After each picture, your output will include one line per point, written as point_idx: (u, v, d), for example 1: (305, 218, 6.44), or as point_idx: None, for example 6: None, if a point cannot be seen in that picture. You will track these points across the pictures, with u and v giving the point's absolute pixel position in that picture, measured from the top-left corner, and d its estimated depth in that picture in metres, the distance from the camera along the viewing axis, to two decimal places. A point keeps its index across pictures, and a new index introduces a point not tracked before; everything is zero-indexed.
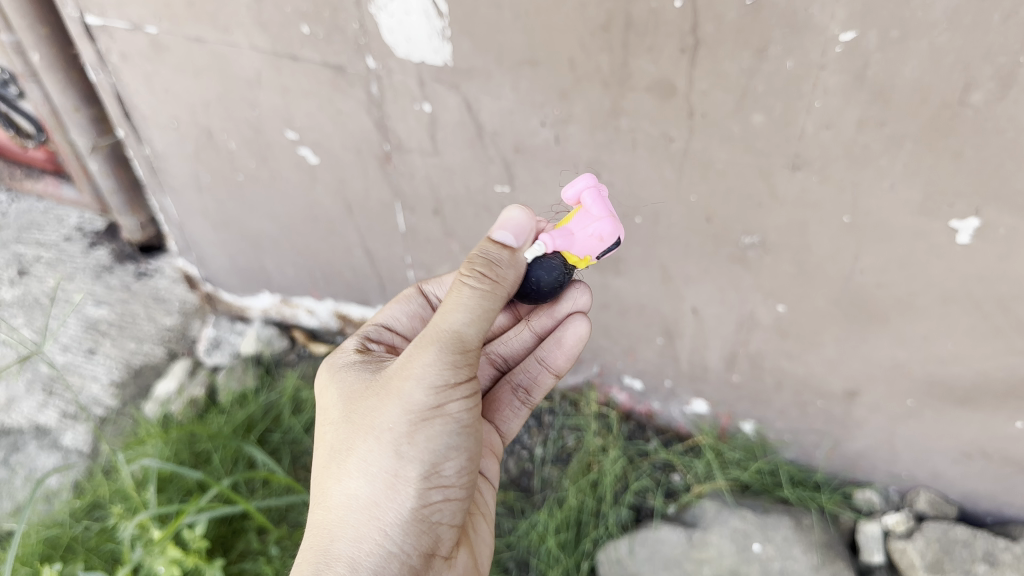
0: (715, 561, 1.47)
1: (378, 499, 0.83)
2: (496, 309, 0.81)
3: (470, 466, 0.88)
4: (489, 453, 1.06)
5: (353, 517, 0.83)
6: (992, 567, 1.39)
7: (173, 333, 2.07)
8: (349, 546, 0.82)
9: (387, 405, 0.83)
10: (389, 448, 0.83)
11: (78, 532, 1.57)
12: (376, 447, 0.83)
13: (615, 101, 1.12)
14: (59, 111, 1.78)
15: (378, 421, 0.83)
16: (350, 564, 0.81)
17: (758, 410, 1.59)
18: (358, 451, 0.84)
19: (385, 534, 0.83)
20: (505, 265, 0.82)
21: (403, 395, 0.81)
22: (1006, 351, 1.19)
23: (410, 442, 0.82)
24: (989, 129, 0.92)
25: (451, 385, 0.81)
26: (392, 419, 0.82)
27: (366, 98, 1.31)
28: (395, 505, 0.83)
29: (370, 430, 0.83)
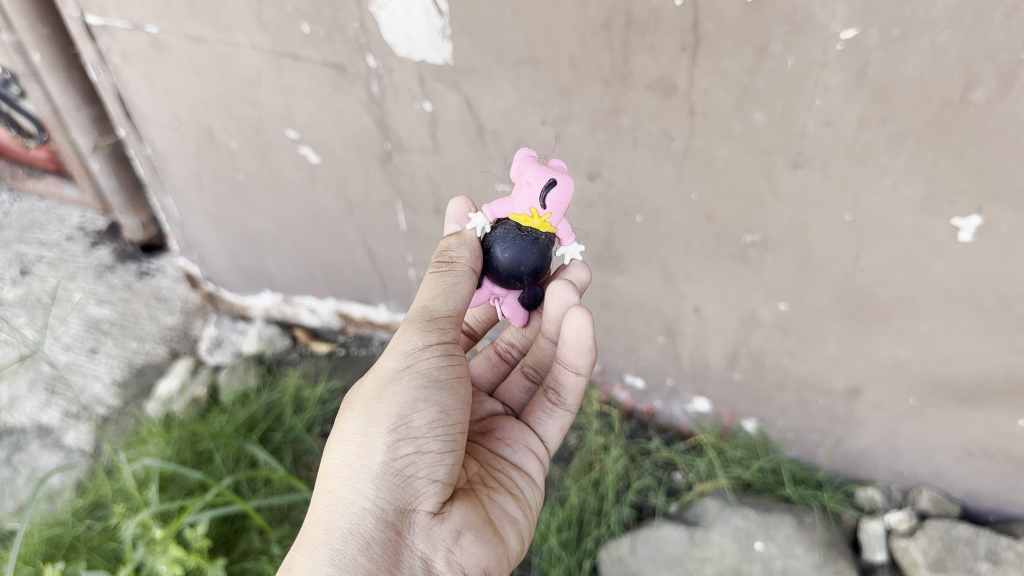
0: (717, 559, 1.47)
1: (351, 460, 0.83)
2: (462, 283, 0.87)
3: (452, 427, 0.85)
4: (523, 449, 1.07)
5: (330, 484, 0.83)
6: (995, 565, 1.39)
7: (175, 333, 2.05)
8: (326, 510, 0.82)
9: (365, 380, 0.87)
10: (358, 410, 0.85)
11: (80, 531, 1.57)
12: (350, 417, 0.86)
13: (616, 99, 1.12)
14: (60, 110, 1.78)
15: (357, 395, 0.87)
16: (324, 526, 0.81)
17: (760, 408, 1.59)
18: (340, 423, 0.87)
19: (356, 491, 0.81)
20: (459, 247, 0.89)
21: (378, 367, 0.87)
22: (1009, 350, 1.18)
23: (377, 400, 0.84)
24: (991, 126, 0.92)
25: (417, 347, 0.85)
26: (366, 387, 0.86)
27: (367, 97, 1.31)
28: (365, 461, 0.82)
29: (347, 405, 0.88)
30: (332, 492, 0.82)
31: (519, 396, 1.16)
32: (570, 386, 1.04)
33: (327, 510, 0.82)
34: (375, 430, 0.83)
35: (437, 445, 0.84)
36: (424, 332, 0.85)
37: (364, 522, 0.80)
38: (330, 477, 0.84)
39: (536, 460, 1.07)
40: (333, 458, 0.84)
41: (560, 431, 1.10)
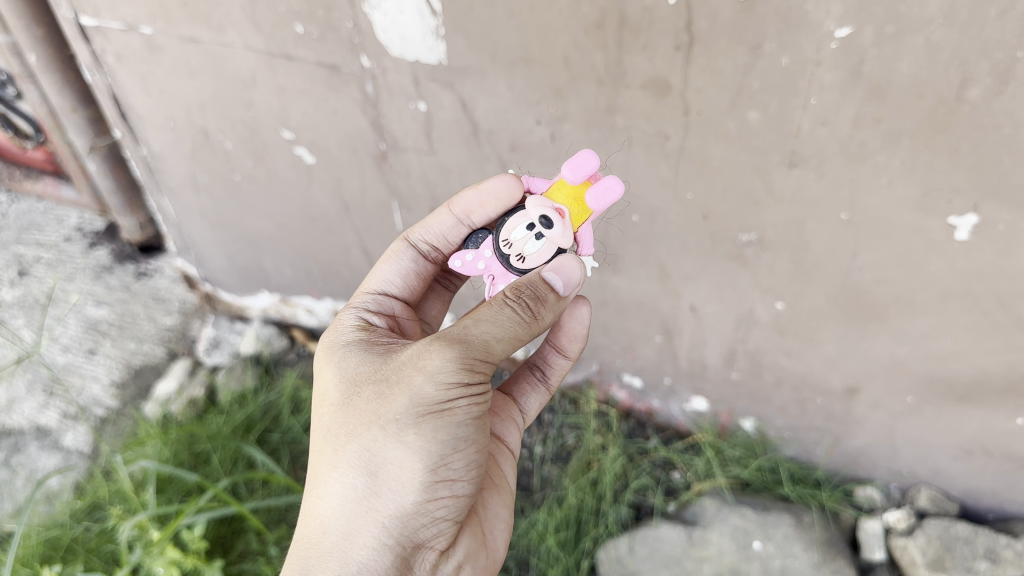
0: (715, 559, 1.47)
1: (376, 491, 0.81)
2: (523, 328, 0.83)
3: (476, 466, 0.86)
4: (508, 419, 1.06)
5: (349, 510, 0.82)
6: (993, 564, 1.38)
7: (173, 333, 2.07)
8: (343, 538, 0.82)
9: (394, 395, 0.81)
10: (393, 438, 0.81)
11: (78, 533, 1.57)
12: (378, 439, 0.81)
13: (610, 99, 1.11)
14: (56, 111, 1.78)
15: (384, 411, 0.82)
16: (342, 556, 0.81)
17: (758, 407, 1.58)
18: (360, 437, 0.82)
19: (380, 526, 0.82)
20: (536, 285, 0.84)
21: (412, 387, 0.81)
22: (1006, 348, 1.18)
23: (416, 440, 0.80)
24: (986, 124, 0.91)
25: (462, 384, 0.81)
26: (399, 411, 0.81)
27: (362, 97, 1.30)
28: (394, 498, 0.81)
29: (372, 418, 0.82)
30: (354, 523, 0.81)
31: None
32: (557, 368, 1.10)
33: (346, 539, 0.82)
34: (410, 468, 0.81)
35: (464, 487, 0.85)
36: (473, 370, 0.81)
37: (382, 558, 0.82)
38: (351, 501, 0.82)
39: (517, 429, 1.07)
40: (357, 482, 0.82)
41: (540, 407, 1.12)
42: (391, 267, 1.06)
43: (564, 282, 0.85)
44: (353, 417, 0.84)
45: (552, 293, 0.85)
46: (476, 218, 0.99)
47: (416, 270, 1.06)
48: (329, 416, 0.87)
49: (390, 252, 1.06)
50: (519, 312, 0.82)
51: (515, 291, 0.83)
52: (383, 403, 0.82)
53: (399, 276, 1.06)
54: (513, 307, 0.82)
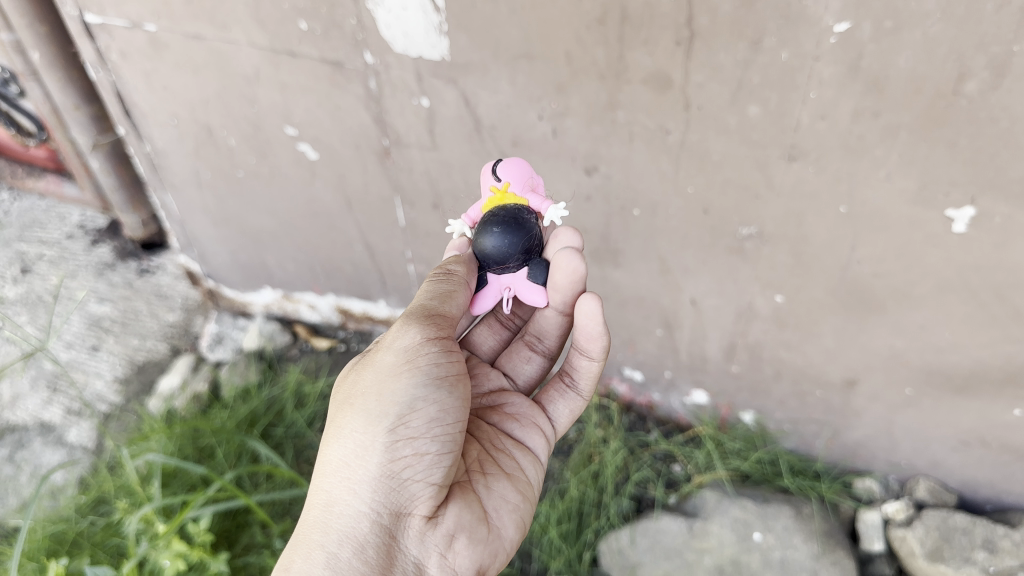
0: (716, 550, 1.48)
1: (347, 460, 0.86)
2: (456, 290, 0.92)
3: (448, 428, 0.87)
4: (530, 424, 1.08)
5: (327, 483, 0.87)
6: (991, 554, 1.40)
7: (176, 330, 2.07)
8: (323, 510, 0.86)
9: (364, 375, 0.90)
10: (358, 408, 0.88)
11: (83, 527, 1.58)
12: (349, 408, 0.89)
13: (612, 94, 1.12)
14: (59, 109, 1.79)
15: (355, 390, 0.90)
16: (322, 527, 0.85)
17: (757, 400, 1.60)
18: (338, 418, 0.90)
19: (353, 492, 0.85)
20: (455, 264, 0.95)
21: (376, 363, 0.89)
22: (1003, 339, 1.20)
23: (376, 397, 0.87)
24: (983, 118, 0.93)
25: (416, 344, 0.88)
26: (364, 385, 0.89)
27: (365, 93, 1.32)
28: (362, 463, 0.85)
29: (347, 395, 0.91)
30: (329, 494, 0.86)
31: (531, 370, 1.15)
32: (585, 371, 1.07)
33: (324, 511, 0.86)
34: (372, 429, 0.86)
35: (435, 446, 0.86)
36: (422, 328, 0.88)
37: (359, 524, 0.84)
38: (328, 474, 0.87)
39: (543, 439, 1.09)
40: (330, 451, 0.88)
41: (571, 415, 1.13)
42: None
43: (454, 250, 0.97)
44: (337, 400, 0.93)
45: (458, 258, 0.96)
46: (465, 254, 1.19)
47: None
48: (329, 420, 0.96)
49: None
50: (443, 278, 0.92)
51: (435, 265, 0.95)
52: (359, 378, 0.91)
53: None
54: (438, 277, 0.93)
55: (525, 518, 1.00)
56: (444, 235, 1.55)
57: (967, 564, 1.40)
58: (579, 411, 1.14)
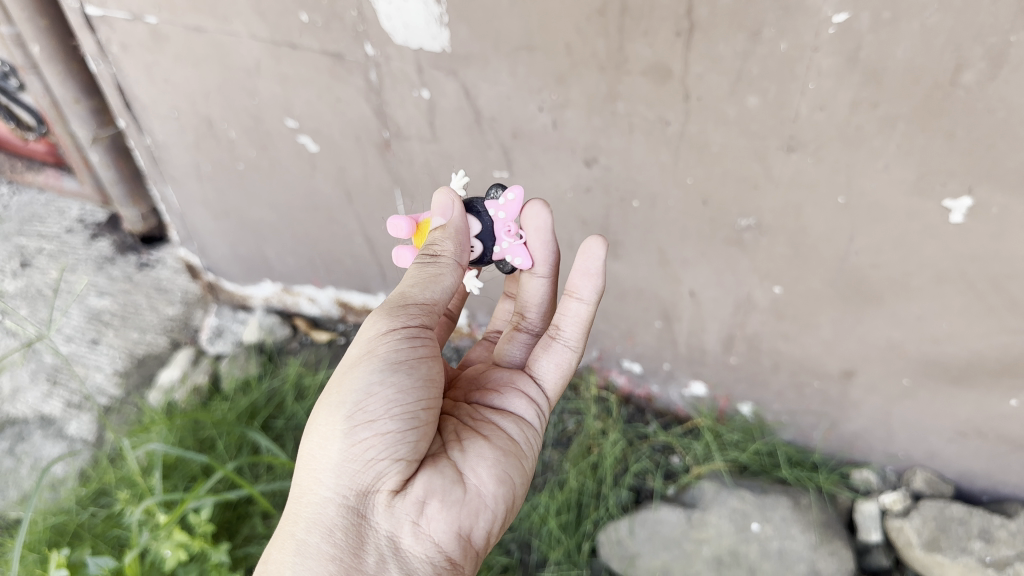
0: (714, 540, 1.49)
1: (313, 450, 0.87)
2: (442, 273, 0.88)
3: (409, 405, 0.86)
4: (512, 390, 1.07)
5: (299, 476, 0.89)
6: (988, 543, 1.41)
7: (176, 323, 2.08)
8: (295, 502, 0.88)
9: (334, 367, 0.91)
10: (322, 400, 0.88)
11: (84, 519, 1.59)
12: (318, 402, 0.90)
13: (612, 85, 1.13)
14: (59, 102, 1.79)
15: (325, 382, 0.91)
16: (293, 518, 0.87)
17: (755, 392, 1.60)
18: (311, 411, 0.91)
19: (319, 481, 0.87)
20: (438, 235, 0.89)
21: (343, 356, 0.90)
22: (1000, 330, 1.21)
23: (334, 388, 0.87)
24: (980, 109, 0.93)
25: (382, 334, 0.87)
26: (331, 377, 0.90)
27: (365, 85, 1.32)
28: (325, 451, 0.86)
29: (321, 390, 0.93)
30: (299, 485, 0.88)
31: (517, 352, 1.14)
32: (570, 315, 1.03)
33: (297, 501, 0.88)
34: (332, 417, 0.86)
35: (394, 425, 0.85)
36: (390, 318, 0.87)
37: (326, 511, 0.86)
38: (302, 466, 0.90)
39: (528, 400, 1.06)
40: (303, 446, 0.90)
41: (560, 373, 1.07)
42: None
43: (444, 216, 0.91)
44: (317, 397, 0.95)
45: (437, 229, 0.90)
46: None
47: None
48: None
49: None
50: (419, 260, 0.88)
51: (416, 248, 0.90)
52: (332, 372, 0.92)
53: None
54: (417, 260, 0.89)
55: (515, 479, 0.97)
56: None
57: (964, 554, 1.41)
58: (570, 369, 1.07)
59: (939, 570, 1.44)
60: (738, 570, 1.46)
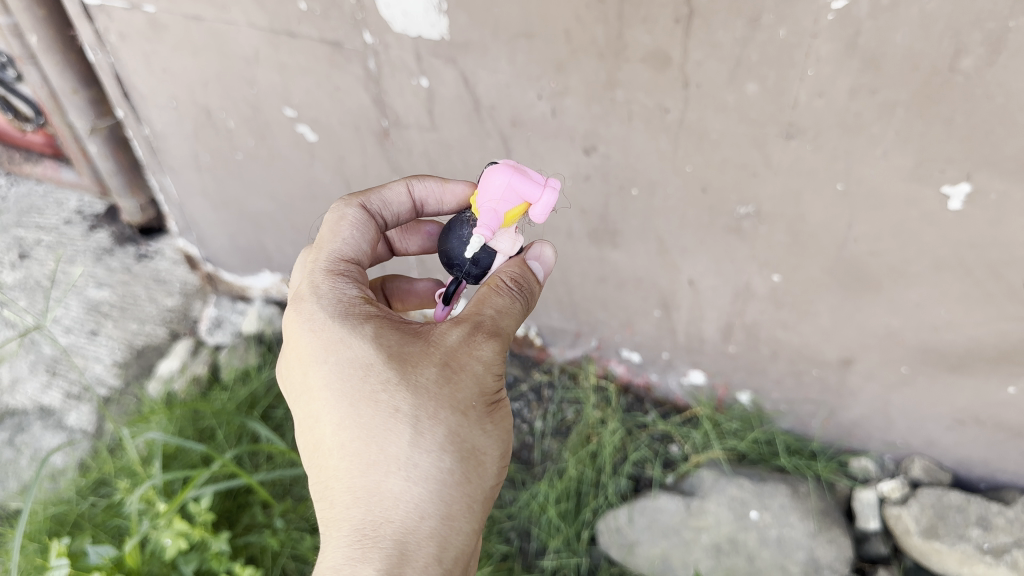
0: (713, 528, 1.50)
1: (467, 477, 0.80)
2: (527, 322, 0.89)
3: None
4: None
5: (436, 501, 0.78)
6: (986, 531, 1.42)
7: (174, 314, 2.08)
8: (438, 528, 0.78)
9: (466, 380, 0.80)
10: (475, 423, 0.80)
11: (84, 509, 1.59)
12: (435, 433, 0.78)
13: (611, 72, 1.13)
14: (57, 93, 1.78)
15: (463, 397, 0.79)
16: (439, 545, 0.78)
17: (753, 380, 1.61)
18: (441, 425, 0.78)
19: (471, 511, 0.81)
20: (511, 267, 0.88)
21: (479, 375, 0.81)
22: (999, 317, 1.21)
23: (492, 421, 0.82)
24: (979, 94, 0.94)
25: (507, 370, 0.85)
26: (472, 397, 0.80)
27: (364, 73, 1.32)
28: (480, 481, 0.81)
29: (422, 413, 0.78)
30: (449, 511, 0.79)
31: None
32: None
33: (439, 532, 0.78)
34: (491, 451, 0.82)
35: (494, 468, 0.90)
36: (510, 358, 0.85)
37: (469, 542, 0.81)
38: (414, 510, 0.78)
39: None
40: (420, 485, 0.78)
41: None
42: (351, 230, 0.91)
43: (541, 269, 0.92)
44: (393, 413, 0.78)
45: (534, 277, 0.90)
46: (428, 207, 1.01)
47: (371, 232, 0.94)
48: (370, 410, 0.78)
49: (343, 214, 0.92)
50: (522, 303, 0.87)
51: (513, 280, 0.86)
52: (449, 399, 0.79)
53: (355, 237, 0.92)
54: (519, 298, 0.86)
55: None
56: None
57: (962, 541, 1.42)
58: None
59: (936, 557, 1.45)
60: (737, 557, 1.47)
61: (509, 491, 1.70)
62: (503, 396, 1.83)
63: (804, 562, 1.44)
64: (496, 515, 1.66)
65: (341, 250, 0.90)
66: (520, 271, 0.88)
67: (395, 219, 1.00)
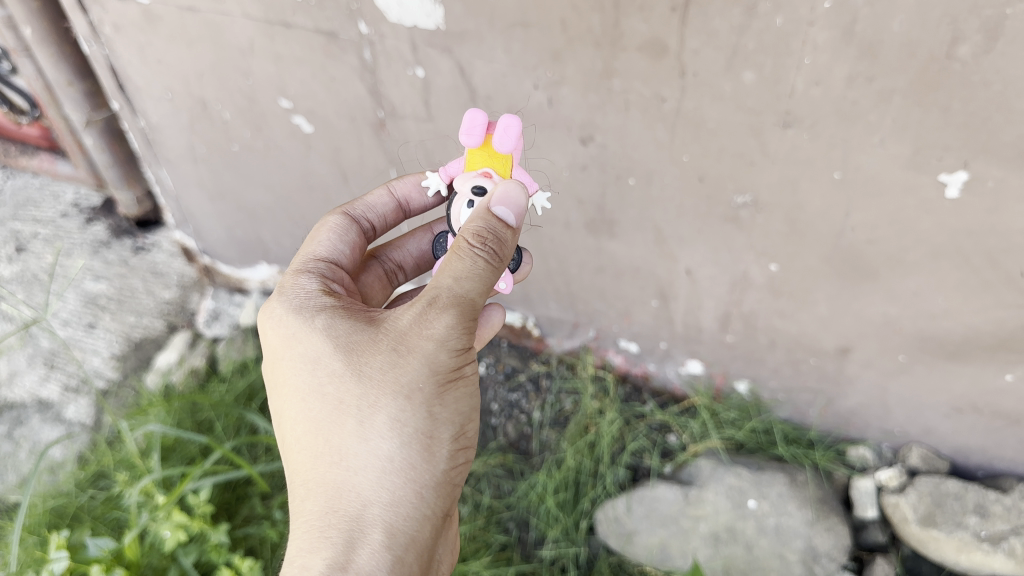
0: (711, 517, 1.50)
1: (413, 461, 0.81)
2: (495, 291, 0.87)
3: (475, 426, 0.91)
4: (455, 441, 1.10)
5: (381, 487, 0.80)
6: (983, 519, 1.43)
7: (172, 307, 2.07)
8: (385, 513, 0.80)
9: (410, 364, 0.81)
10: (421, 407, 0.81)
11: (83, 502, 1.59)
12: (379, 419, 0.80)
13: (607, 61, 1.12)
14: (52, 85, 1.78)
15: (405, 382, 0.81)
16: (387, 530, 0.80)
17: (751, 369, 1.61)
18: (384, 411, 0.80)
19: (421, 495, 0.82)
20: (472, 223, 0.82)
21: (426, 357, 0.81)
22: (996, 305, 1.21)
23: (440, 405, 0.83)
24: (976, 82, 0.93)
25: (467, 348, 0.84)
26: (417, 380, 0.81)
27: (359, 63, 1.31)
28: (430, 465, 0.82)
29: (366, 400, 0.81)
30: (395, 496, 0.81)
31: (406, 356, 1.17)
32: None
33: (386, 517, 0.80)
34: (442, 434, 0.83)
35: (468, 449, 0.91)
36: (469, 336, 0.84)
37: (424, 527, 0.83)
38: (359, 496, 0.80)
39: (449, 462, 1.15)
40: (363, 473, 0.80)
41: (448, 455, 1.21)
42: (331, 235, 1.02)
43: (512, 213, 0.84)
44: (339, 403, 0.81)
45: (507, 229, 0.83)
46: (414, 203, 1.11)
47: (356, 236, 1.04)
48: (320, 401, 0.83)
49: (326, 222, 1.03)
50: (488, 259, 0.82)
51: (482, 239, 0.81)
52: (393, 384, 0.81)
53: (338, 240, 1.01)
54: (483, 256, 0.81)
55: None
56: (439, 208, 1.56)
57: (959, 529, 1.43)
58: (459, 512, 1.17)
59: (935, 545, 1.45)
60: (736, 546, 1.47)
61: (507, 481, 1.70)
62: (501, 386, 1.83)
63: (802, 550, 1.44)
64: (495, 505, 1.67)
65: (319, 252, 0.99)
66: (486, 224, 0.82)
67: (385, 221, 1.10)
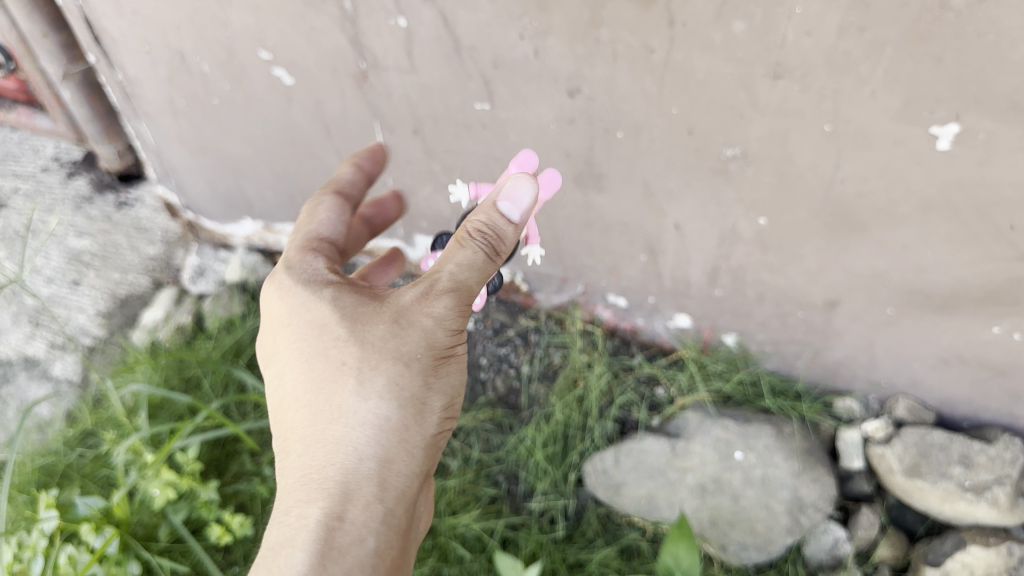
0: (699, 469, 1.51)
1: (406, 422, 0.84)
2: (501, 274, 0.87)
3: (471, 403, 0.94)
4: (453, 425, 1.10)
5: (374, 446, 0.83)
6: (967, 469, 1.45)
7: (157, 263, 2.04)
8: (377, 471, 0.83)
9: (409, 332, 0.83)
10: (418, 373, 0.83)
11: (72, 459, 1.59)
12: (380, 381, 0.82)
13: (594, 11, 1.09)
14: (26, 37, 1.73)
15: (404, 348, 0.83)
16: (379, 485, 0.83)
17: (739, 323, 1.60)
18: (383, 374, 0.82)
19: (413, 455, 0.85)
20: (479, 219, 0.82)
21: (427, 329, 0.83)
22: (985, 258, 1.21)
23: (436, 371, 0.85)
24: (970, 32, 0.91)
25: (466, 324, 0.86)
26: (416, 348, 0.83)
27: (339, 14, 1.28)
28: (422, 427, 0.85)
29: (365, 362, 0.83)
30: (388, 454, 0.83)
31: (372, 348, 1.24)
32: None
33: (379, 475, 0.83)
34: (436, 400, 0.86)
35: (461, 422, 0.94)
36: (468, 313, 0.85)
37: (414, 486, 0.86)
38: (353, 452, 0.83)
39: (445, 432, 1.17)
40: (359, 431, 0.83)
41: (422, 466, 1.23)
42: (326, 213, 1.07)
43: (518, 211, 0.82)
44: (341, 364, 0.84)
45: (510, 225, 0.83)
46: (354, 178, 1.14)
47: (348, 214, 1.10)
48: (324, 365, 0.85)
49: (320, 203, 1.08)
50: (488, 253, 0.83)
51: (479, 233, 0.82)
52: (391, 352, 0.83)
53: (331, 216, 1.07)
54: (484, 248, 0.82)
55: None
56: (425, 162, 1.54)
57: (944, 479, 1.44)
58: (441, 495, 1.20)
59: (919, 494, 1.48)
60: (722, 497, 1.50)
61: (496, 435, 1.70)
62: (490, 342, 1.81)
63: (788, 500, 1.47)
64: (485, 459, 1.67)
65: (321, 231, 1.05)
66: (489, 218, 0.82)
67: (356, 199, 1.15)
